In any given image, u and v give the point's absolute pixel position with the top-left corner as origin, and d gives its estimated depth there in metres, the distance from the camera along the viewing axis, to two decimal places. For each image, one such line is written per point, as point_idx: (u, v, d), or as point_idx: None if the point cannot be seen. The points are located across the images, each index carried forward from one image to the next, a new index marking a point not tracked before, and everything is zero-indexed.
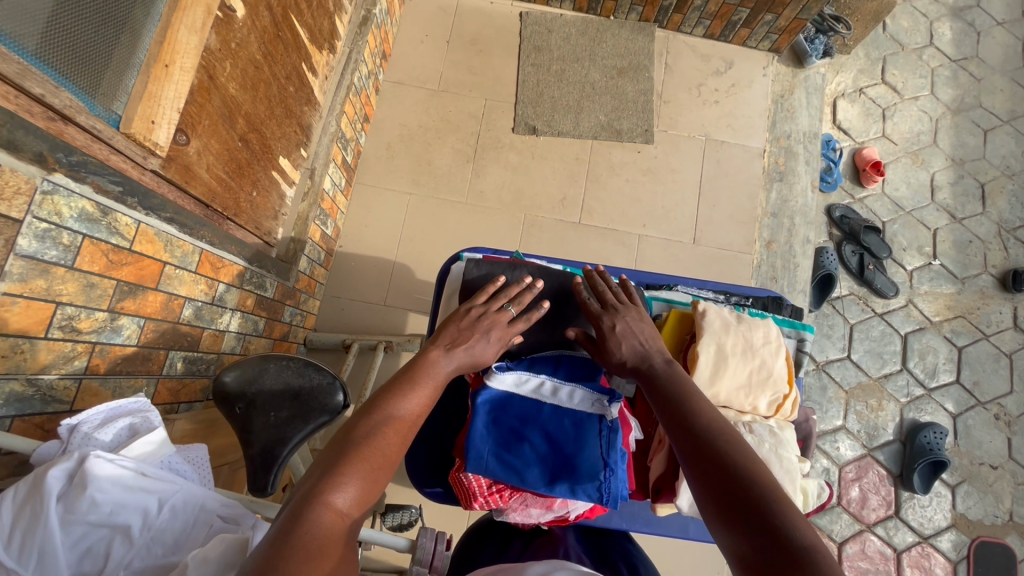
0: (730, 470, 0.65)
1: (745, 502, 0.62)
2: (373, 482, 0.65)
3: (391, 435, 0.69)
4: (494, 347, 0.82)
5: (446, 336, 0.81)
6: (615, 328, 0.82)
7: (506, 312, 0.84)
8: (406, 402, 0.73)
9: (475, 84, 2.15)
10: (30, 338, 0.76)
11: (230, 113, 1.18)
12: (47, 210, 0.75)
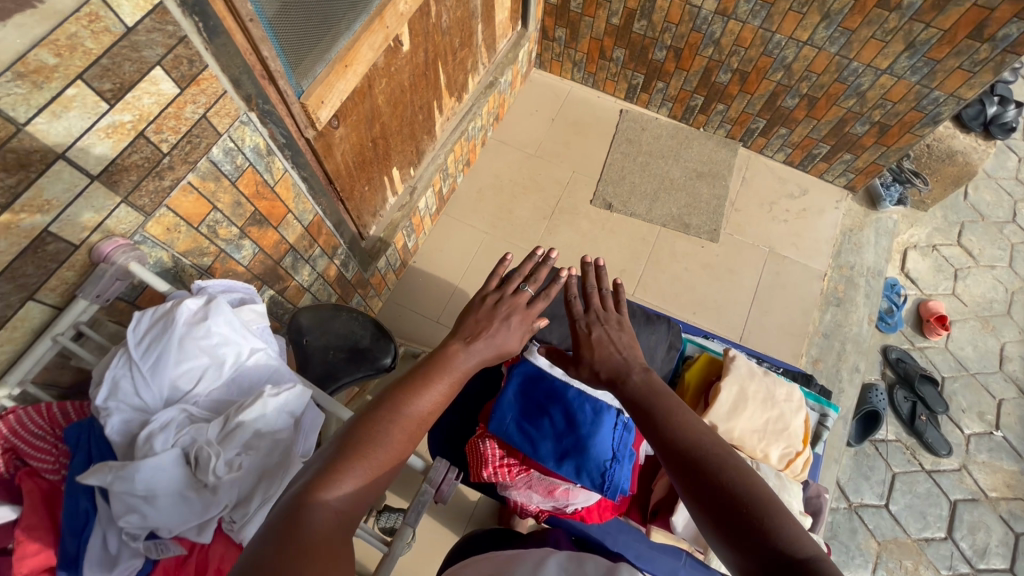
0: (720, 481, 0.60)
1: (739, 517, 0.57)
2: (372, 471, 0.66)
3: (396, 436, 0.69)
4: (517, 328, 0.87)
5: (474, 324, 0.86)
6: (594, 336, 0.82)
7: (521, 295, 0.91)
8: (420, 401, 0.74)
9: (567, 158, 2.42)
10: (188, 224, 0.97)
11: (372, 118, 1.46)
12: (236, 136, 0.99)
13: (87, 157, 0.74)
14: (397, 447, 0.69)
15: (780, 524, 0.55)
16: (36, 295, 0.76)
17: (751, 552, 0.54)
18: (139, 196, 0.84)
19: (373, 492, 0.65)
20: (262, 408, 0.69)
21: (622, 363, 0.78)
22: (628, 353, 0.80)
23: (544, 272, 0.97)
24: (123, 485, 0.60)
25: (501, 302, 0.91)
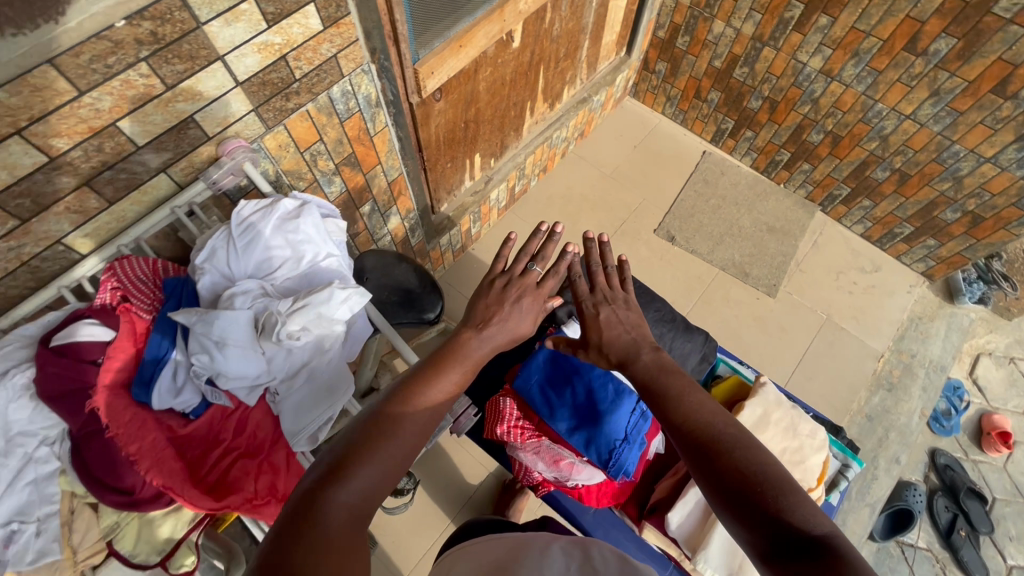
0: (734, 465, 0.58)
1: (753, 499, 0.55)
2: (384, 468, 0.62)
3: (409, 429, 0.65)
4: (529, 309, 0.85)
5: (486, 311, 0.82)
6: (601, 314, 0.82)
7: (531, 276, 0.88)
8: (432, 393, 0.71)
9: (640, 185, 2.46)
10: (297, 148, 1.09)
11: (470, 101, 1.58)
12: (355, 81, 1.11)
13: (239, 65, 0.87)
14: (414, 434, 0.66)
15: (797, 507, 0.53)
16: (169, 170, 0.89)
17: (761, 532, 0.53)
18: (266, 109, 0.97)
19: (385, 484, 0.62)
20: (327, 297, 0.75)
21: (635, 339, 0.77)
22: (637, 331, 0.79)
23: (553, 249, 0.93)
24: (201, 327, 0.70)
25: (510, 284, 0.88)
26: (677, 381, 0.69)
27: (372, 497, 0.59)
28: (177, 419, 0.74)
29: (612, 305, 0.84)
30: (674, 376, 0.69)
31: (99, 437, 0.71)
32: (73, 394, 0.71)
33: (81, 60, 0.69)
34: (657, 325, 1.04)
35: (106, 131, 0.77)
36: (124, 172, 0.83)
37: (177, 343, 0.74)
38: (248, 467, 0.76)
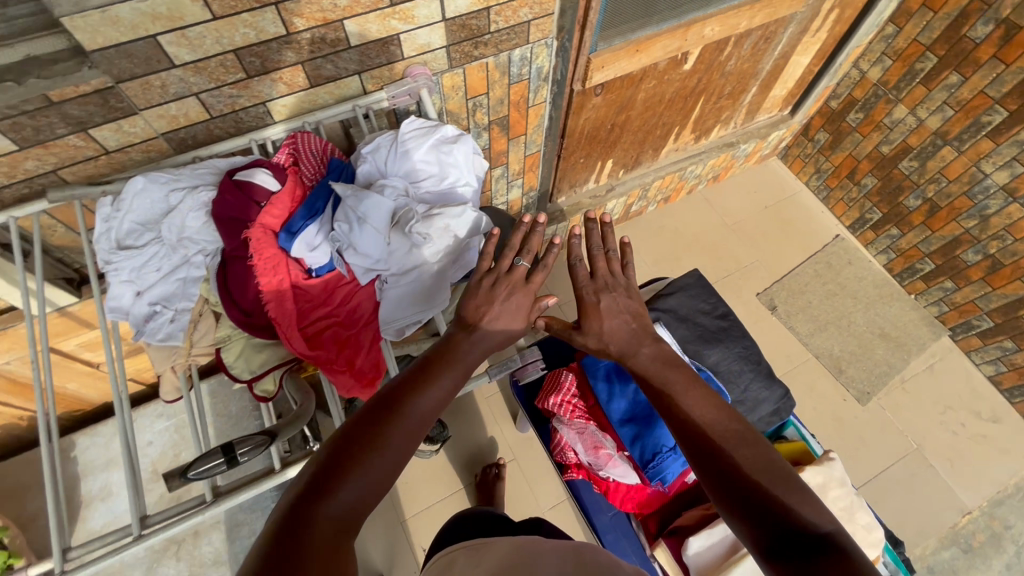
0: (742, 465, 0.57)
1: (753, 492, 0.55)
2: (379, 471, 0.58)
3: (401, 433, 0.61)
4: (518, 308, 0.77)
5: (472, 310, 0.75)
6: (599, 301, 0.77)
7: (520, 270, 0.78)
8: (434, 390, 0.66)
9: (758, 245, 2.37)
10: (464, 93, 1.20)
11: (623, 106, 1.62)
12: (535, 51, 1.20)
13: (452, 3, 0.98)
14: (411, 431, 0.62)
15: (800, 505, 0.54)
16: (362, 74, 1.02)
17: (760, 524, 0.53)
18: (456, 50, 1.08)
19: (384, 485, 0.58)
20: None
21: (637, 329, 0.74)
22: (636, 320, 0.75)
23: (537, 242, 0.85)
24: (353, 202, 0.80)
25: (498, 281, 0.79)
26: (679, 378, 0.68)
27: (363, 505, 0.56)
28: (301, 275, 0.84)
29: (612, 291, 0.79)
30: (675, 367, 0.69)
31: (242, 264, 0.83)
32: (235, 223, 0.83)
33: None
34: (739, 362, 1.01)
35: (334, 25, 0.91)
36: (331, 63, 0.97)
37: (325, 212, 0.84)
38: (338, 337, 0.86)
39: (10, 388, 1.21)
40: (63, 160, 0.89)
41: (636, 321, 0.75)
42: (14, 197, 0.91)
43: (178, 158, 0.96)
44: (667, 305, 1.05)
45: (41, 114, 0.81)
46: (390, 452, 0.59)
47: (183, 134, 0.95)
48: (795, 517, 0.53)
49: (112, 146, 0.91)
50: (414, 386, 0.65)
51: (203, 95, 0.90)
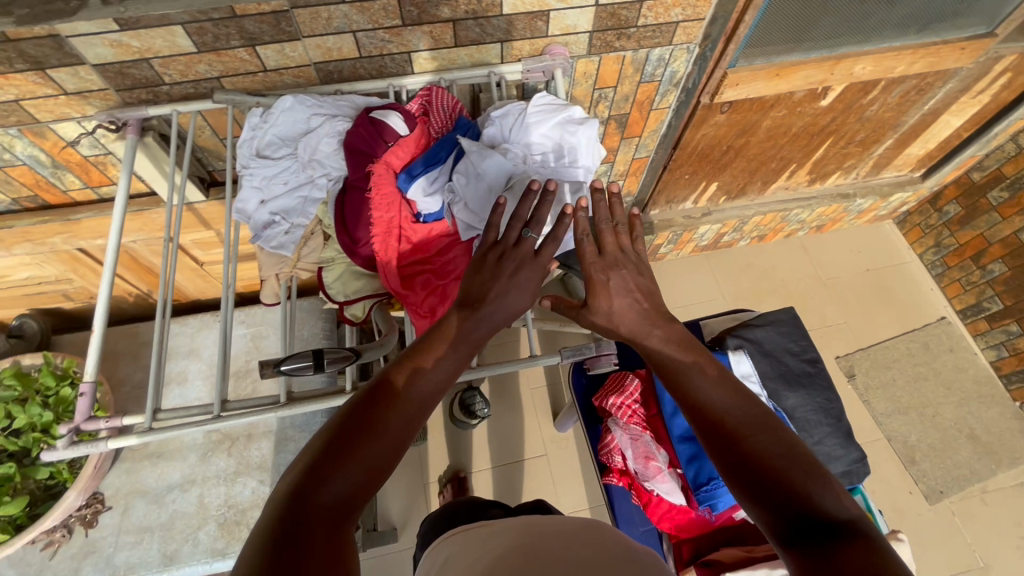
0: (759, 449, 0.57)
1: (770, 479, 0.54)
2: (377, 462, 0.56)
3: (399, 422, 0.60)
4: (525, 287, 0.71)
5: (476, 287, 0.70)
6: (608, 280, 0.73)
7: (528, 243, 0.73)
8: (431, 372, 0.64)
9: (850, 307, 2.21)
10: (593, 82, 1.20)
11: (745, 130, 1.56)
12: (674, 54, 1.18)
13: None
14: (406, 413, 0.60)
15: (821, 488, 0.53)
16: (504, 43, 1.05)
17: (777, 510, 0.53)
18: (598, 38, 1.08)
19: (384, 471, 0.57)
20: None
21: (649, 310, 0.71)
22: (649, 299, 0.73)
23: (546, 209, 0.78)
24: (475, 158, 0.83)
25: (503, 256, 0.73)
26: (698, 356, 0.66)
27: (361, 492, 0.55)
28: (410, 216, 0.88)
29: (621, 267, 0.75)
30: (693, 343, 0.68)
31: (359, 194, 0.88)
32: (361, 155, 0.88)
33: None
34: (818, 413, 0.95)
35: None
36: (479, 27, 1.00)
37: (445, 162, 0.87)
38: (427, 284, 0.87)
39: (130, 265, 1.34)
40: (228, 70, 0.98)
41: (652, 299, 0.73)
42: (180, 95, 1.01)
43: (322, 89, 1.03)
44: (752, 336, 1.01)
45: (223, 24, 0.89)
46: (389, 438, 0.58)
47: (331, 67, 1.01)
48: (814, 500, 0.52)
49: (271, 65, 0.98)
50: (411, 369, 0.63)
51: (360, 35, 0.96)
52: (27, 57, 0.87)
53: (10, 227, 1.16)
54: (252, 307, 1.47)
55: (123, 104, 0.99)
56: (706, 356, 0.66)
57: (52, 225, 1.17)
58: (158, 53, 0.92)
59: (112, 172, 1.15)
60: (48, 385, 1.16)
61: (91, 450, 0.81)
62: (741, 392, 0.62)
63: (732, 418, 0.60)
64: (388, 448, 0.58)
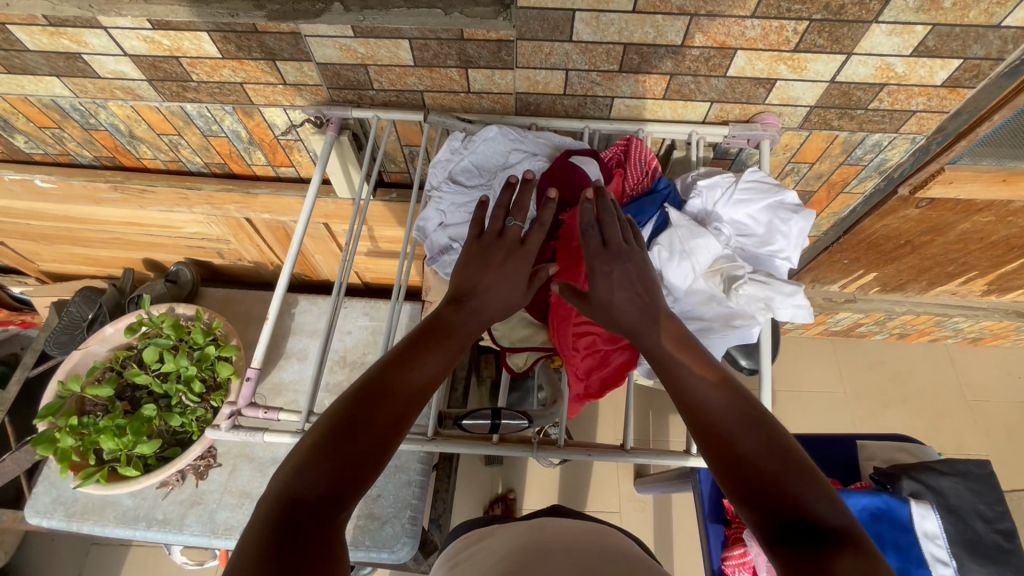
0: (749, 454, 0.54)
1: (765, 488, 0.52)
2: (362, 464, 0.54)
3: (387, 410, 0.58)
4: (510, 277, 0.74)
5: (467, 275, 0.74)
6: (613, 271, 0.71)
7: (513, 232, 0.76)
8: (420, 370, 0.63)
9: (996, 439, 1.93)
10: (792, 154, 1.10)
11: (935, 229, 1.38)
12: (895, 141, 1.05)
13: (852, 68, 0.89)
14: (392, 405, 0.59)
15: (815, 496, 0.50)
16: (715, 103, 0.98)
17: (767, 518, 0.51)
18: (817, 114, 0.98)
19: (374, 462, 0.55)
20: (791, 294, 0.75)
21: (647, 304, 0.68)
22: (651, 295, 0.69)
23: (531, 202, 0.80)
24: (685, 233, 0.77)
25: (494, 247, 0.76)
26: (689, 357, 0.63)
27: (351, 476, 0.53)
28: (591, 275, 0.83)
29: (620, 264, 0.71)
30: (686, 341, 0.65)
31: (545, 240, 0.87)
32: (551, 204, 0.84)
33: None
34: None
35: (727, 51, 0.87)
36: (695, 84, 0.94)
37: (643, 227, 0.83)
38: (590, 345, 0.84)
39: (282, 240, 1.41)
40: (435, 86, 0.98)
41: (646, 291, 0.70)
42: (381, 101, 1.02)
43: (518, 119, 1.01)
44: (936, 485, 0.88)
45: (447, 45, 0.89)
46: (372, 428, 0.56)
47: (531, 99, 0.99)
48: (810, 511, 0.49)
49: (475, 88, 0.98)
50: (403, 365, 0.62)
51: (572, 73, 0.93)
52: (264, 48, 0.92)
53: (198, 189, 1.25)
54: (378, 302, 1.51)
55: (329, 101, 1.03)
56: (698, 358, 0.63)
57: (233, 194, 1.25)
58: (378, 62, 0.93)
59: (296, 156, 1.20)
60: (196, 341, 1.23)
61: (250, 439, 0.82)
62: (731, 388, 0.60)
63: (725, 423, 0.57)
64: (373, 448, 0.55)
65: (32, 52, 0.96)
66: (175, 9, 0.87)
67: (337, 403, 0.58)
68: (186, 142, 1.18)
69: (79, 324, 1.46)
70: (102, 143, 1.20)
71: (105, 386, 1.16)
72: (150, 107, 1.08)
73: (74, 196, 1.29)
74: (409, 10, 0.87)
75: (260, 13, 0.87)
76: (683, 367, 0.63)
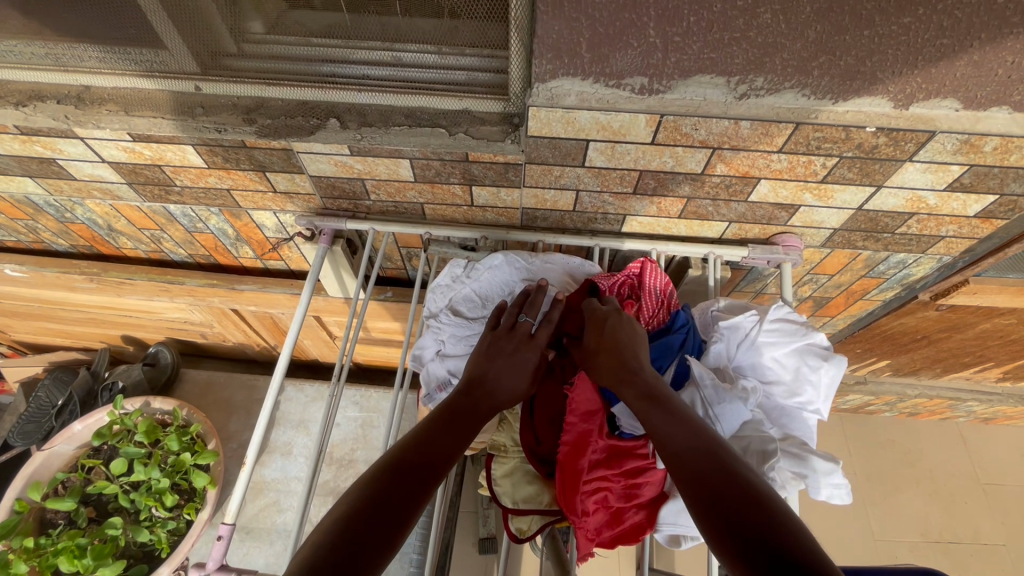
0: (727, 488, 0.51)
1: (740, 513, 0.48)
2: (380, 535, 0.49)
3: (408, 480, 0.55)
4: (524, 371, 0.71)
5: (480, 364, 0.71)
6: (607, 321, 0.72)
7: (524, 326, 0.73)
8: (434, 437, 0.61)
9: (1013, 527, 1.85)
10: (812, 267, 1.05)
11: (955, 328, 1.32)
12: (920, 261, 1.00)
13: (882, 199, 0.83)
14: (412, 470, 0.56)
15: (789, 521, 0.47)
16: (733, 224, 0.92)
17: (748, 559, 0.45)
18: (841, 235, 0.93)
19: (392, 530, 0.50)
20: (828, 472, 0.68)
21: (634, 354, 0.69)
22: (639, 346, 0.70)
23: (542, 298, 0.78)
24: (710, 396, 0.70)
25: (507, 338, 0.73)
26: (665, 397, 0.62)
27: (369, 542, 0.48)
28: (605, 431, 0.75)
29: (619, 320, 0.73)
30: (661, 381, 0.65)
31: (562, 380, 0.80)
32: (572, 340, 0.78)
33: (812, 134, 0.73)
34: None
35: (749, 180, 0.82)
36: (713, 207, 0.89)
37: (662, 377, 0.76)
38: (600, 501, 0.75)
39: (270, 327, 1.33)
40: (436, 200, 0.92)
41: (620, 334, 0.71)
42: (378, 210, 0.96)
43: (525, 234, 0.95)
44: None
45: (450, 164, 0.83)
46: (390, 492, 0.53)
47: (538, 214, 0.94)
48: (785, 534, 0.46)
49: (479, 203, 0.92)
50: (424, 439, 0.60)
51: (583, 194, 0.87)
52: (254, 161, 0.86)
53: (181, 283, 1.17)
54: (369, 389, 1.42)
55: (322, 209, 0.96)
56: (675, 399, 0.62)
57: (217, 288, 1.17)
58: (375, 177, 0.87)
59: (285, 252, 1.12)
60: (171, 447, 1.14)
61: None
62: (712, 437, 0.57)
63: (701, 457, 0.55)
64: (394, 520, 0.50)
65: (2, 156, 0.89)
66: (159, 123, 0.81)
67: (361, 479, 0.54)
68: (169, 237, 1.11)
69: (47, 411, 1.36)
70: (79, 234, 1.13)
71: (68, 500, 1.07)
72: (130, 206, 1.01)
73: (47, 284, 1.21)
74: (410, 130, 0.81)
75: (250, 129, 0.81)
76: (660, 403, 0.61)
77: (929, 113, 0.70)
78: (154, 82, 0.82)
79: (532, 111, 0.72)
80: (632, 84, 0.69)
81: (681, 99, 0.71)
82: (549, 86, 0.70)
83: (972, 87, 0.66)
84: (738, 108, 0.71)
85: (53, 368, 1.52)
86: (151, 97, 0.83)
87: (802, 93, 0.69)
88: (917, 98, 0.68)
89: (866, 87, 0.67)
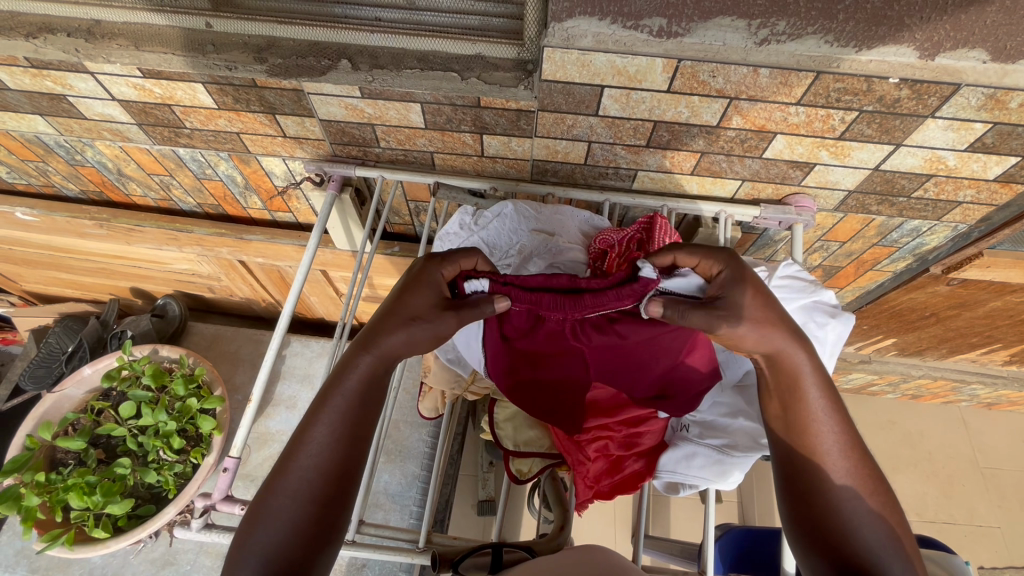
0: (841, 497, 0.53)
1: (846, 523, 0.52)
2: (308, 541, 0.49)
3: (321, 475, 0.51)
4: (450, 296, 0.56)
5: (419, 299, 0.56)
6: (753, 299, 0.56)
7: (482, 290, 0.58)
8: (319, 432, 0.52)
9: (1009, 510, 1.85)
10: (823, 232, 1.04)
11: (966, 307, 1.30)
12: (934, 228, 0.99)
13: (899, 159, 0.82)
14: (318, 477, 0.51)
15: (891, 552, 0.50)
16: (746, 182, 0.92)
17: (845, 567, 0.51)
18: (855, 198, 0.92)
19: (318, 528, 0.50)
20: None
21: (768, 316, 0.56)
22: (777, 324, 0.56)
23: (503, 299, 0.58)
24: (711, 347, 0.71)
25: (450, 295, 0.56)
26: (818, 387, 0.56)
27: (300, 550, 0.48)
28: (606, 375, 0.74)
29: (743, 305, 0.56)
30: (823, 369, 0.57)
31: (646, 336, 0.62)
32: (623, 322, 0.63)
33: (833, 85, 0.71)
34: None
35: (765, 134, 0.80)
36: (727, 163, 0.88)
37: None
38: (601, 449, 0.76)
39: (277, 281, 1.35)
40: (446, 148, 0.91)
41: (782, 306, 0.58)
42: (387, 158, 0.96)
43: (534, 186, 0.95)
44: None
45: (461, 110, 0.82)
46: (302, 497, 0.50)
47: (549, 166, 0.93)
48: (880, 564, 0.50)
49: (489, 152, 0.91)
50: (321, 429, 0.53)
51: (595, 145, 0.86)
52: (264, 102, 0.85)
53: (189, 231, 1.18)
54: None
55: (332, 156, 0.97)
56: (814, 362, 0.57)
57: (225, 238, 1.19)
58: (386, 122, 0.87)
59: (295, 202, 1.13)
60: (178, 392, 1.16)
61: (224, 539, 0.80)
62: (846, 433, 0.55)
63: (819, 426, 0.55)
64: (316, 522, 0.50)
65: (13, 91, 0.89)
66: (169, 59, 0.80)
67: (266, 495, 0.50)
68: (178, 183, 1.11)
69: (58, 357, 1.38)
70: (88, 179, 1.13)
71: (78, 438, 1.08)
72: (140, 148, 1.01)
73: (57, 229, 1.22)
74: (422, 73, 0.79)
75: (260, 67, 0.79)
76: (799, 360, 0.56)
77: (954, 64, 0.68)
78: (165, 17, 0.81)
79: (547, 53, 0.71)
80: (650, 26, 0.68)
81: (700, 43, 0.69)
82: (565, 26, 0.69)
83: (1001, 36, 0.64)
84: (757, 55, 0.69)
85: (63, 316, 1.54)
86: (161, 33, 0.82)
87: (825, 40, 0.67)
88: (944, 48, 0.66)
89: (892, 33, 0.65)
